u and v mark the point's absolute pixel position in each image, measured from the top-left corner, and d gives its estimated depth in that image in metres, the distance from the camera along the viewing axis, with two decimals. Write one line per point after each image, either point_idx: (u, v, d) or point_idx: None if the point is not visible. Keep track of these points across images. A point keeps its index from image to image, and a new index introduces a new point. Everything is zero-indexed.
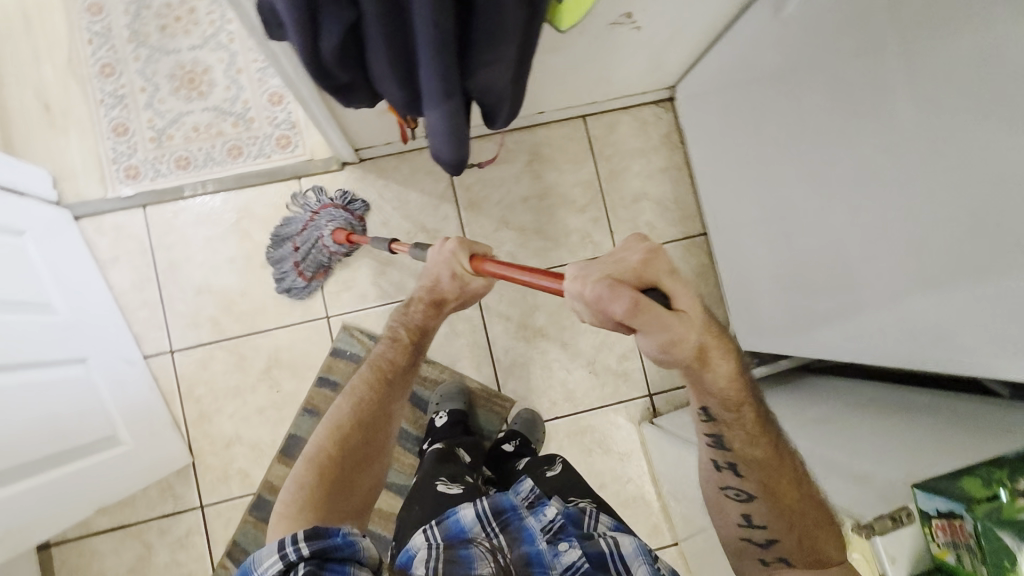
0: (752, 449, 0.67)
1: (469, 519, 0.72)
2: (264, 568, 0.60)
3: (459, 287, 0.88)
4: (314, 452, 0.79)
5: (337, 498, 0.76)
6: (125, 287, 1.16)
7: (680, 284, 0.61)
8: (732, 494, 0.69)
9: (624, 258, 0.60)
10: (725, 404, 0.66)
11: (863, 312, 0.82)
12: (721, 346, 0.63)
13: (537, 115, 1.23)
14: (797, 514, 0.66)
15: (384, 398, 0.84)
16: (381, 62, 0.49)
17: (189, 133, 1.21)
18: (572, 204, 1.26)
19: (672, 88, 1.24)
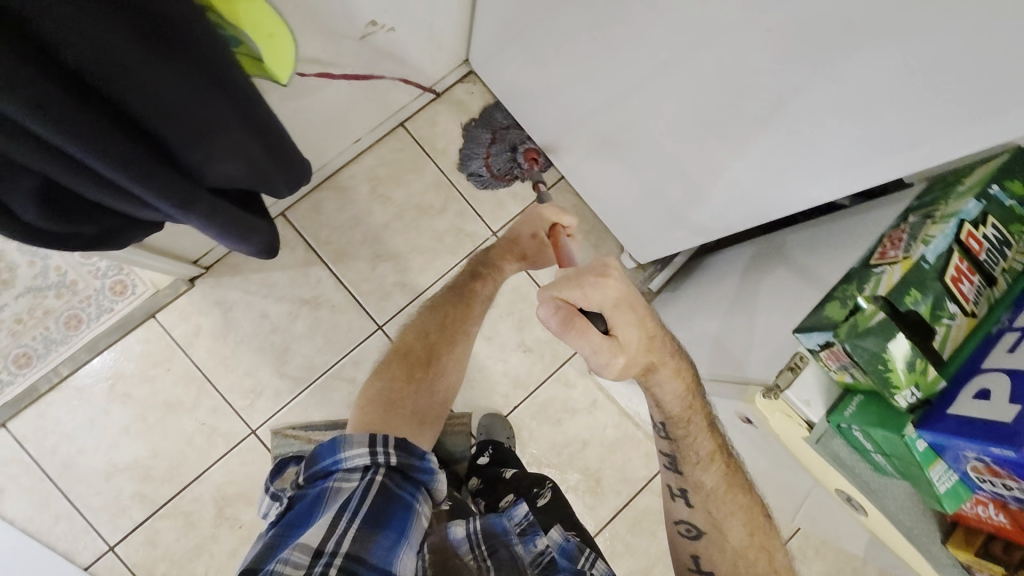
0: (704, 474, 0.70)
1: (458, 538, 0.72)
2: (351, 454, 0.62)
3: (538, 247, 0.89)
4: (397, 349, 0.80)
5: (416, 400, 0.75)
6: (28, 511, 1.06)
7: (625, 315, 0.60)
8: (683, 529, 0.71)
9: (575, 276, 0.59)
10: (673, 423, 0.70)
11: (705, 187, 0.88)
12: (677, 363, 0.66)
13: (355, 144, 1.19)
14: (743, 556, 0.67)
15: (460, 322, 0.83)
16: (107, 203, 0.49)
17: (14, 327, 1.10)
18: (432, 208, 1.24)
19: (467, 60, 1.23)
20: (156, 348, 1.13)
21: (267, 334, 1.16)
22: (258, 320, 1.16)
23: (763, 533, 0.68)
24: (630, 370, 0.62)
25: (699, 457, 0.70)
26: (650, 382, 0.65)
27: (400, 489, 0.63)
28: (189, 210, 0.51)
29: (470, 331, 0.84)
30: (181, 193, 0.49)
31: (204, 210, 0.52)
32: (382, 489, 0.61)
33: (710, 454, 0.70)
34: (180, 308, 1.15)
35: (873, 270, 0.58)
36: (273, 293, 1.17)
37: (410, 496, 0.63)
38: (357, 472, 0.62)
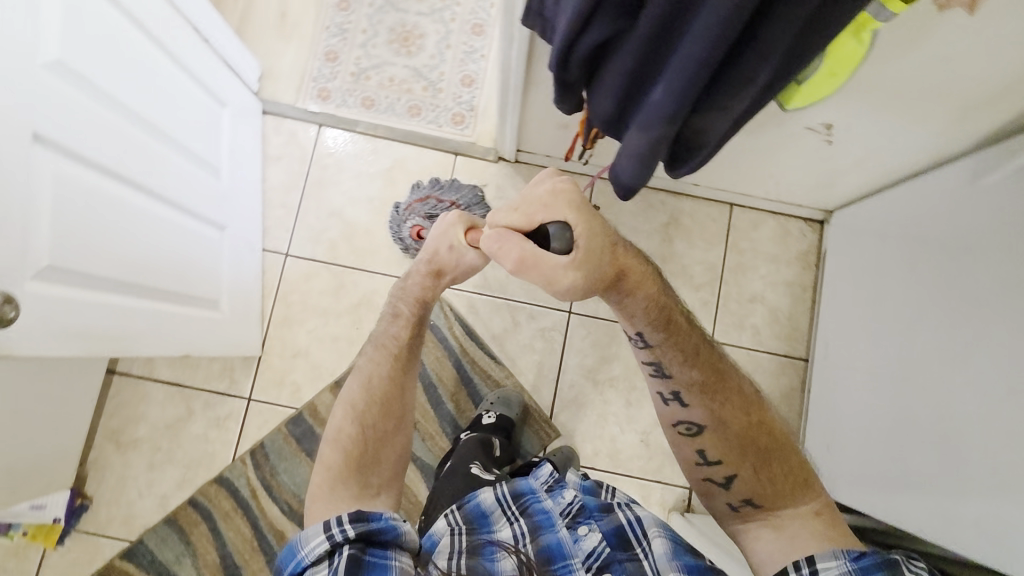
0: (690, 373, 0.74)
1: (489, 503, 0.72)
2: (309, 549, 0.63)
3: (457, 259, 0.86)
4: (335, 434, 0.81)
5: (372, 450, 0.80)
6: (276, 184, 1.27)
7: (579, 216, 0.70)
8: (684, 428, 0.75)
9: (530, 193, 0.72)
10: (653, 326, 0.74)
11: (954, 494, 0.78)
12: (630, 260, 0.72)
13: (690, 186, 1.25)
14: (749, 440, 0.72)
15: (396, 375, 0.84)
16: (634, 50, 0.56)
17: (384, 81, 1.33)
18: (689, 278, 1.27)
19: (829, 212, 1.24)
20: (437, 174, 1.30)
21: None
22: None
23: (756, 411, 0.73)
24: (597, 284, 0.71)
25: (685, 354, 0.74)
26: (625, 297, 0.73)
27: (368, 557, 0.62)
28: (670, 103, 0.56)
29: (403, 374, 0.85)
30: (684, 90, 0.55)
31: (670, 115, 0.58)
32: (350, 565, 0.61)
33: (693, 349, 0.74)
34: (475, 167, 1.30)
35: None
36: None
37: (383, 559, 0.62)
38: (323, 560, 0.62)
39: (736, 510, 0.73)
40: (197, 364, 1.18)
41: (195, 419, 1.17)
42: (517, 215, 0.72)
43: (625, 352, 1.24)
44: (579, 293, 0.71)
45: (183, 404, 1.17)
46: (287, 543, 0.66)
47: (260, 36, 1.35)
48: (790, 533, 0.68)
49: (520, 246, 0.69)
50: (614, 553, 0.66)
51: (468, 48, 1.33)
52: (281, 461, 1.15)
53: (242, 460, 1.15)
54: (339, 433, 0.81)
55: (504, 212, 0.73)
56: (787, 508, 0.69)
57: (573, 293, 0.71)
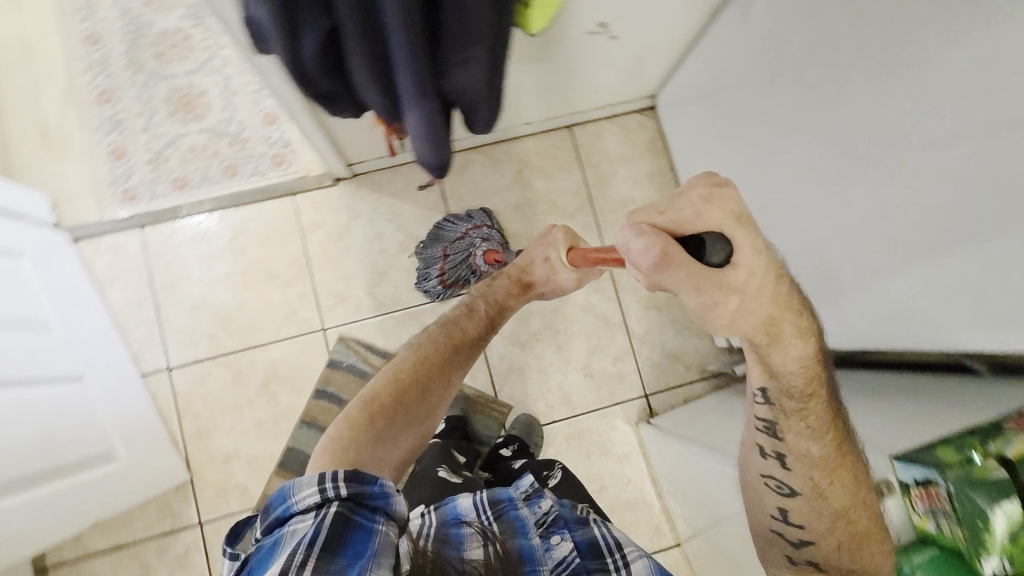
0: (811, 445, 0.63)
1: (465, 506, 0.72)
2: (299, 498, 0.60)
3: (548, 273, 0.88)
4: (369, 394, 0.79)
5: (391, 429, 0.77)
6: (123, 306, 1.18)
7: (746, 234, 0.55)
8: (773, 485, 0.68)
9: (685, 195, 0.58)
10: (787, 392, 0.63)
11: (844, 296, 0.86)
12: (801, 317, 0.59)
13: (523, 126, 1.26)
14: (843, 521, 0.63)
15: (447, 364, 0.83)
16: (356, 58, 0.55)
17: (185, 154, 1.24)
18: (562, 210, 1.28)
19: (654, 96, 1.28)
20: (283, 222, 1.24)
21: (375, 253, 1.24)
22: (373, 238, 1.25)
23: (867, 491, 0.62)
24: (753, 327, 0.58)
25: (813, 431, 0.63)
26: (771, 347, 0.59)
27: (355, 518, 0.59)
28: (413, 92, 0.56)
29: (453, 375, 0.84)
30: (417, 75, 0.55)
31: (421, 102, 0.58)
32: (337, 523, 0.58)
33: (826, 423, 0.63)
34: (317, 198, 1.25)
35: (1005, 430, 0.55)
36: (396, 221, 1.25)
37: (371, 522, 0.60)
38: (312, 511, 0.59)
39: (793, 562, 0.69)
40: (129, 517, 1.10)
41: (156, 570, 1.09)
42: (666, 218, 0.58)
43: (536, 305, 1.26)
44: (727, 325, 0.57)
45: (135, 563, 1.09)
46: (279, 487, 0.62)
47: (31, 164, 1.22)
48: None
49: (666, 245, 0.55)
50: (585, 563, 0.68)
51: (254, 86, 1.26)
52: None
53: None
54: (375, 396, 0.78)
55: (651, 210, 0.59)
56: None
57: (712, 313, 0.56)
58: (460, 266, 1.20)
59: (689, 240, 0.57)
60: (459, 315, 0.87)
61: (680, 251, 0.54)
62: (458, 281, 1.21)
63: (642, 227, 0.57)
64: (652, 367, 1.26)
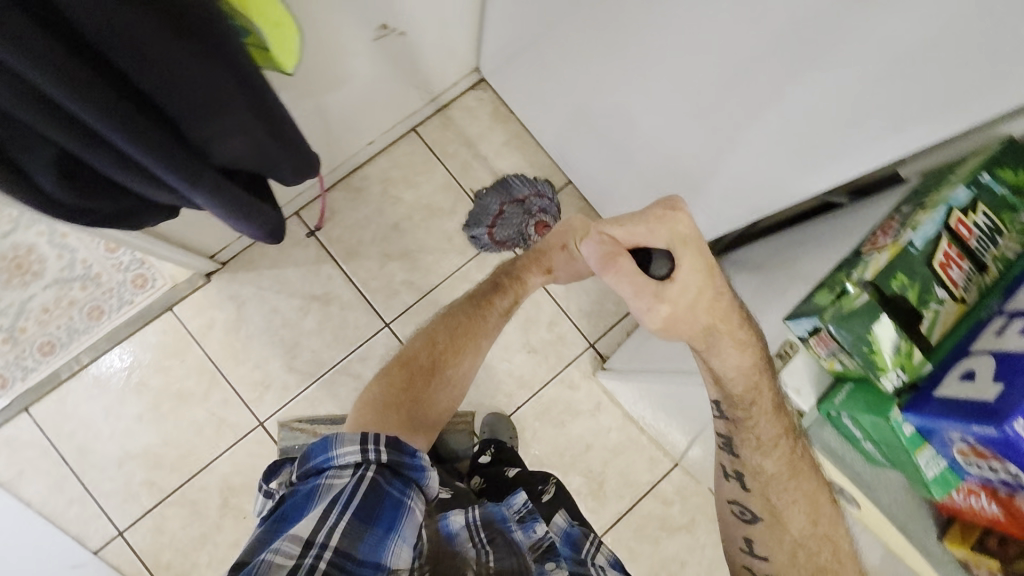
0: (763, 460, 0.62)
1: (456, 529, 0.64)
2: (340, 453, 0.59)
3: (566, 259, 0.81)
4: (404, 353, 0.77)
5: (418, 395, 0.73)
6: (44, 493, 1.09)
7: (688, 255, 0.61)
8: (736, 511, 0.65)
9: (637, 215, 0.63)
10: (730, 398, 0.63)
11: (704, 185, 0.90)
12: (739, 328, 0.62)
13: (367, 147, 1.23)
14: (806, 549, 0.60)
15: (476, 324, 0.78)
16: (122, 179, 0.53)
17: (41, 316, 1.15)
18: (441, 210, 1.27)
19: (477, 68, 1.27)
20: (172, 339, 1.17)
21: (279, 329, 1.19)
22: (270, 315, 1.20)
23: (828, 522, 0.61)
24: (694, 329, 0.62)
25: (761, 441, 0.62)
26: (709, 351, 0.62)
27: (389, 486, 0.59)
28: (193, 185, 0.55)
29: (474, 353, 0.78)
30: (187, 169, 0.53)
31: (210, 189, 0.56)
32: (373, 487, 0.57)
33: (774, 437, 0.62)
34: (197, 301, 1.19)
35: (863, 256, 0.58)
36: (285, 288, 1.20)
37: (400, 494, 0.59)
38: (348, 468, 0.59)
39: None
40: None
41: None
42: (620, 232, 0.64)
43: None
44: (661, 327, 0.62)
45: None
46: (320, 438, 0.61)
47: None
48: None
49: (616, 254, 0.62)
50: None
51: None
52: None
53: None
54: (409, 358, 0.75)
55: (614, 220, 0.65)
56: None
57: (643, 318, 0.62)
58: (509, 228, 1.26)
59: (642, 253, 0.63)
60: (487, 289, 0.81)
61: (624, 258, 0.62)
62: (508, 241, 1.25)
63: (602, 238, 0.64)
64: (585, 317, 1.28)
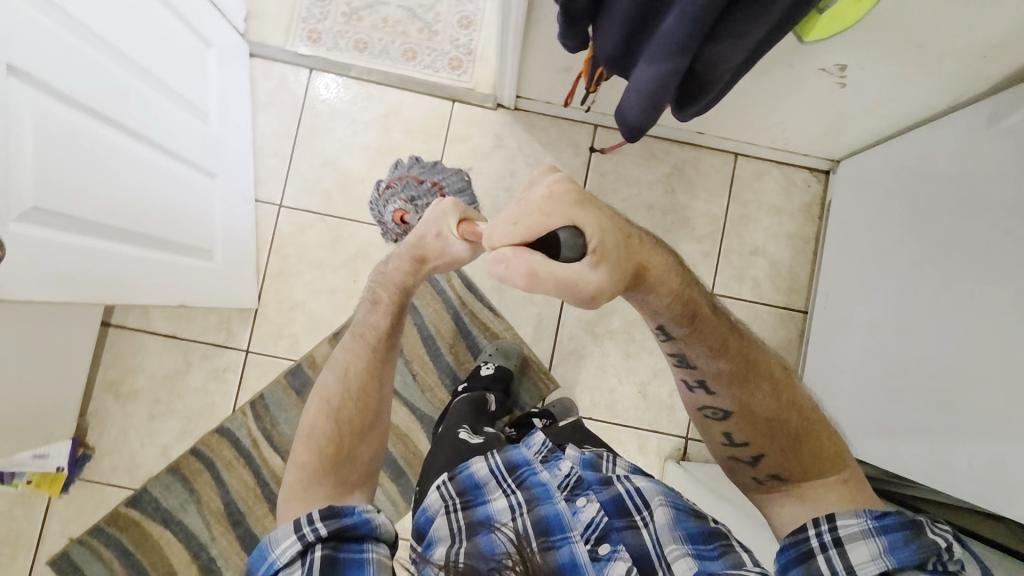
0: (719, 364, 0.66)
1: (481, 475, 0.70)
2: (279, 552, 0.58)
3: (442, 247, 0.77)
4: (308, 429, 0.77)
5: (340, 446, 0.75)
6: (267, 133, 1.23)
7: (590, 214, 0.53)
8: (710, 414, 0.70)
9: (525, 202, 0.54)
10: (676, 321, 0.65)
11: (955, 439, 0.80)
12: (653, 249, 0.60)
13: (693, 134, 1.22)
14: (776, 422, 0.66)
15: (372, 365, 0.80)
16: None
17: (378, 22, 1.26)
18: (691, 230, 1.25)
19: (835, 161, 1.22)
20: (434, 122, 1.25)
21: (502, 189, 1.24)
22: (507, 174, 1.25)
23: (788, 392, 0.66)
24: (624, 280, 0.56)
25: (720, 344, 0.65)
26: (643, 288, 0.60)
27: (344, 555, 0.58)
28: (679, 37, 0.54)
29: (379, 381, 0.80)
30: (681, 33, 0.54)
31: (680, 54, 0.56)
32: (326, 565, 0.57)
33: (721, 339, 0.66)
34: (473, 114, 1.25)
35: None
36: (535, 167, 1.24)
37: (360, 553, 0.59)
38: (295, 562, 0.58)
39: (759, 483, 0.68)
40: (193, 316, 1.17)
41: (194, 372, 1.16)
42: (518, 227, 0.52)
43: (624, 305, 1.23)
44: (615, 292, 0.55)
45: (181, 356, 1.16)
46: (255, 546, 0.60)
47: None
48: (816, 503, 0.63)
49: (528, 258, 0.49)
50: (612, 521, 0.64)
51: None
52: (283, 413, 1.16)
53: (242, 412, 1.16)
54: (313, 426, 0.76)
55: (501, 228, 0.53)
56: (815, 477, 0.64)
57: (602, 302, 0.53)
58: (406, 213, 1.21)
59: (546, 239, 0.52)
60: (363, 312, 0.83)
61: (545, 260, 0.49)
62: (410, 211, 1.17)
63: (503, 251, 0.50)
64: None
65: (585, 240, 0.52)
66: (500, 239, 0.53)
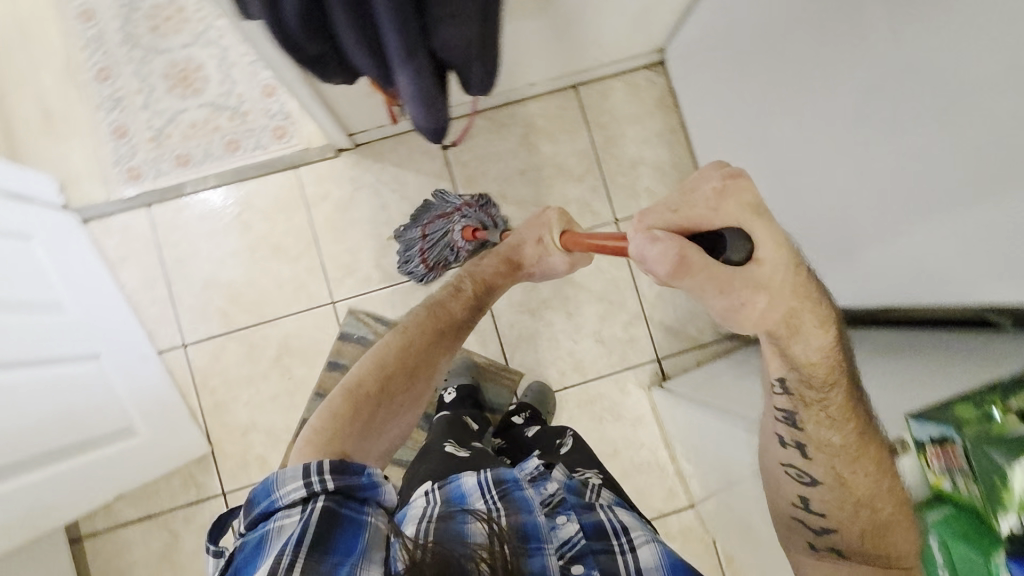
0: (831, 437, 0.65)
1: (469, 486, 0.69)
2: (284, 492, 0.59)
3: (539, 254, 0.93)
4: (355, 382, 0.79)
5: (371, 415, 0.78)
6: (136, 285, 1.19)
7: (768, 231, 0.59)
8: (794, 473, 0.69)
9: (697, 189, 0.63)
10: (804, 381, 0.65)
11: (865, 252, 0.84)
12: (814, 300, 0.62)
13: (526, 87, 1.22)
14: (865, 509, 0.63)
15: (435, 344, 0.85)
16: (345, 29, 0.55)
17: (187, 130, 1.23)
18: (569, 173, 1.25)
19: (662, 49, 1.23)
20: (287, 196, 1.23)
21: (382, 225, 1.23)
22: (378, 209, 1.23)
23: (890, 482, 0.62)
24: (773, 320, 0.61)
25: (831, 419, 0.64)
26: (793, 338, 0.63)
27: (344, 511, 0.59)
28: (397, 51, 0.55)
29: (429, 371, 0.85)
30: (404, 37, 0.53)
31: (410, 65, 0.56)
32: (326, 515, 0.57)
33: (846, 415, 0.64)
34: (320, 171, 1.23)
35: None
36: (401, 190, 1.23)
37: (360, 514, 0.59)
38: (298, 506, 0.59)
39: (815, 550, 0.69)
40: (156, 488, 1.14)
41: (184, 538, 1.14)
42: (676, 218, 0.63)
43: None
44: (755, 324, 0.62)
45: (165, 531, 1.14)
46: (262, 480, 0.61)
47: (35, 146, 1.22)
48: None
49: (686, 250, 0.57)
50: (591, 543, 0.64)
51: (252, 57, 1.23)
52: None
53: None
54: (363, 383, 0.79)
55: (662, 211, 0.63)
56: (888, 567, 0.62)
57: (740, 311, 0.60)
58: (440, 249, 1.15)
59: (706, 237, 0.60)
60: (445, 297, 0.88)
61: (696, 256, 0.57)
62: (441, 262, 1.17)
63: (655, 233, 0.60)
64: (663, 330, 1.25)
65: (745, 257, 0.59)
66: (652, 219, 0.63)
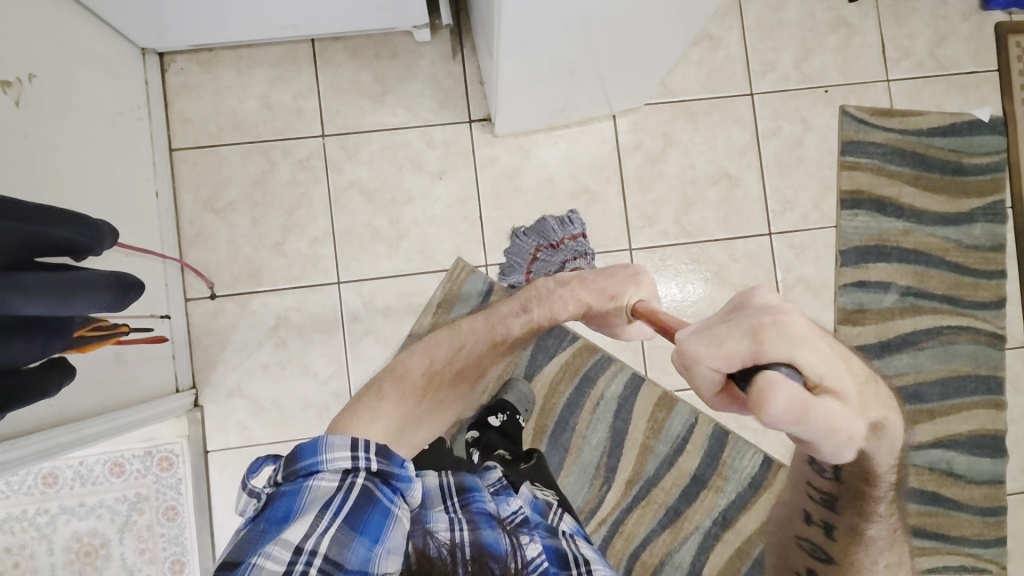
0: (863, 526, 0.67)
1: (433, 487, 0.77)
2: (333, 458, 0.63)
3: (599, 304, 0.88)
4: (407, 367, 0.87)
5: (418, 414, 0.83)
6: None
7: (827, 361, 0.46)
8: (812, 546, 0.72)
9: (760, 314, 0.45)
10: (859, 480, 0.61)
11: None
12: (885, 418, 0.57)
13: (158, 199, 1.13)
14: None
15: (487, 352, 0.94)
16: None
17: (145, 558, 1.14)
18: (264, 170, 1.19)
19: (145, 51, 1.14)
20: (235, 465, 1.16)
21: (285, 372, 1.17)
22: (266, 373, 1.17)
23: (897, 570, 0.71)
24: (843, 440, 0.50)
25: (869, 511, 0.66)
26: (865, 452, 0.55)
27: (378, 493, 0.63)
28: (17, 300, 0.53)
29: (443, 402, 0.87)
30: None
31: (32, 290, 0.54)
32: (362, 492, 0.62)
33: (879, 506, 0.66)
34: (214, 428, 1.16)
35: None
36: (250, 348, 1.17)
37: (389, 500, 0.63)
38: (342, 478, 0.63)
39: None
40: None
41: None
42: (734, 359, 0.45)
43: (363, 214, 1.20)
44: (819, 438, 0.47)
45: None
46: (311, 440, 0.64)
47: None
48: None
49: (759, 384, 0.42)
50: (551, 567, 0.68)
51: (75, 479, 1.12)
52: (582, 488, 1.20)
53: (601, 524, 1.19)
54: (407, 376, 0.85)
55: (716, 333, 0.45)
56: None
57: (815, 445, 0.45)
58: (545, 274, 1.12)
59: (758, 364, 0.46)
60: (511, 312, 0.94)
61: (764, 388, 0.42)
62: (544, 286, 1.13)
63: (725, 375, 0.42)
64: (444, 108, 1.21)
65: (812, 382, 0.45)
66: (699, 347, 0.46)
